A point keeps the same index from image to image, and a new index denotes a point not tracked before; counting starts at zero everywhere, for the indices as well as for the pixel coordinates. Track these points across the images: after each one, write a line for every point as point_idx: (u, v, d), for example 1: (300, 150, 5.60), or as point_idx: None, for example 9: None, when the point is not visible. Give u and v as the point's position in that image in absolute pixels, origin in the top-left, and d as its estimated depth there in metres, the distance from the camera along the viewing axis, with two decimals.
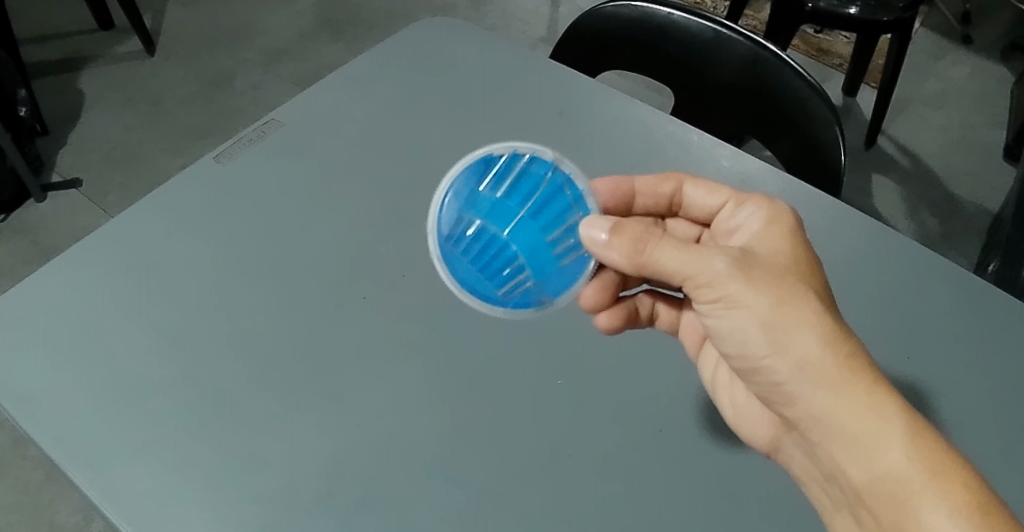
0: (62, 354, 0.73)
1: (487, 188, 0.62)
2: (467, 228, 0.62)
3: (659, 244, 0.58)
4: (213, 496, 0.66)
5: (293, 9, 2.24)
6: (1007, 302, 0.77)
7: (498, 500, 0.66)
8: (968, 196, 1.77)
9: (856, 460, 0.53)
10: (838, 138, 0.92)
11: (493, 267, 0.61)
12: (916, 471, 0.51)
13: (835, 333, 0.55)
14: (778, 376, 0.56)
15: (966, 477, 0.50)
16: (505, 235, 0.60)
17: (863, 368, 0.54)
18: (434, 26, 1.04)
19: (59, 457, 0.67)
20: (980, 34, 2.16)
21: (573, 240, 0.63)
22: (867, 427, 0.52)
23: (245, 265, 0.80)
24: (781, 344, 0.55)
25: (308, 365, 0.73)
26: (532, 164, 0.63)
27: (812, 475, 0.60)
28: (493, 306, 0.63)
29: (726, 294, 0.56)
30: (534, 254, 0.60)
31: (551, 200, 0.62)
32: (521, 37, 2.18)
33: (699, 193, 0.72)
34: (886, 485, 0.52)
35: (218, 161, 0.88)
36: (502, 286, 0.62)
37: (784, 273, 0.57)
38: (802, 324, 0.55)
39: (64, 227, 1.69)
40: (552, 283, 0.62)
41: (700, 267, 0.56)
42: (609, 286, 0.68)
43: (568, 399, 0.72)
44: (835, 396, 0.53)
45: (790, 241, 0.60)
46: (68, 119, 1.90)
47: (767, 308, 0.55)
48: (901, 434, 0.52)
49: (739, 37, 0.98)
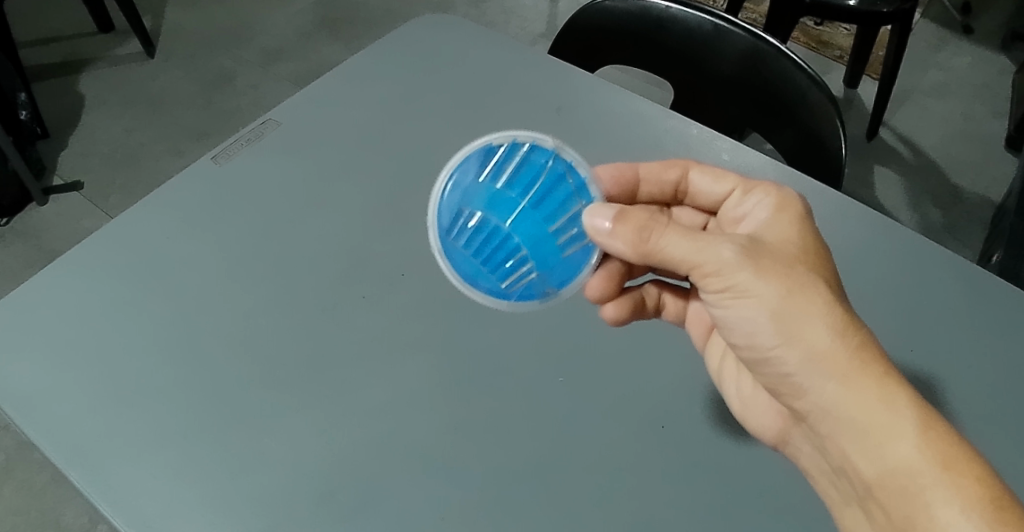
0: (63, 357, 0.73)
1: (487, 179, 0.62)
2: (468, 220, 0.61)
3: (665, 232, 0.57)
4: (216, 496, 0.66)
5: (291, 8, 2.23)
6: (1012, 291, 0.77)
7: (501, 496, 0.66)
8: (971, 186, 1.77)
9: (867, 453, 0.53)
10: (837, 131, 0.90)
11: (495, 259, 0.61)
12: (929, 465, 0.50)
13: (845, 322, 0.54)
14: (787, 367, 0.56)
15: (979, 471, 0.50)
16: (507, 227, 0.60)
17: (874, 358, 0.54)
18: (432, 23, 1.04)
19: (62, 460, 0.67)
20: (980, 24, 2.16)
21: (576, 229, 0.62)
22: (879, 421, 0.52)
23: (245, 264, 0.80)
24: (790, 334, 0.55)
25: (310, 363, 0.73)
26: (532, 152, 0.63)
27: (821, 469, 0.60)
28: (497, 299, 0.63)
29: (734, 283, 0.56)
30: (537, 245, 0.60)
31: (553, 190, 0.62)
32: (520, 34, 2.18)
33: (705, 180, 0.71)
34: (898, 479, 0.52)
35: (215, 161, 0.88)
36: (505, 278, 0.62)
37: (793, 261, 0.56)
38: (812, 314, 0.54)
39: (66, 229, 1.69)
40: (556, 274, 0.62)
41: (708, 255, 0.56)
42: (614, 277, 0.68)
43: (572, 395, 0.71)
44: (846, 388, 0.53)
45: (799, 229, 0.60)
46: (68, 122, 1.90)
47: (776, 298, 0.55)
48: (913, 427, 0.52)
49: (739, 29, 0.97)
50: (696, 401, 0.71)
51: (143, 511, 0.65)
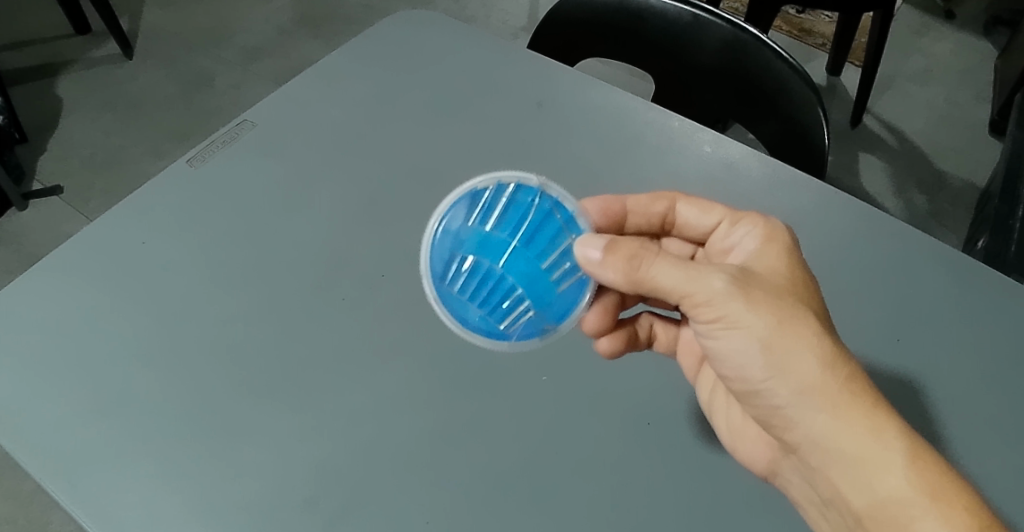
0: (37, 369, 0.71)
1: (476, 222, 0.61)
2: (461, 264, 0.60)
3: (656, 262, 0.57)
4: (198, 505, 0.64)
5: (270, 6, 2.21)
6: (996, 280, 0.77)
7: (489, 500, 0.65)
8: (955, 171, 1.77)
9: (857, 485, 0.53)
10: (821, 120, 0.90)
11: (492, 301, 0.60)
12: (917, 495, 0.51)
13: (835, 354, 0.54)
14: (777, 399, 0.55)
15: (967, 501, 0.50)
16: (500, 268, 0.59)
17: (863, 389, 0.53)
18: (409, 19, 1.02)
19: (39, 473, 0.66)
20: (961, 9, 2.16)
21: (569, 264, 0.61)
22: (870, 453, 0.52)
23: (223, 269, 0.78)
24: (781, 366, 0.54)
25: (290, 370, 0.71)
26: (518, 192, 0.61)
27: (811, 499, 0.60)
28: (497, 341, 0.61)
29: (726, 313, 0.55)
30: (531, 283, 0.59)
31: (541, 227, 0.61)
32: (502, 27, 2.16)
33: (692, 212, 0.70)
34: (888, 510, 0.52)
35: (191, 164, 0.86)
36: (503, 319, 0.61)
37: (782, 292, 0.56)
38: (803, 346, 0.54)
39: (47, 235, 1.67)
40: (553, 310, 0.61)
41: (699, 285, 0.55)
42: (610, 309, 0.67)
43: (557, 396, 0.70)
44: (836, 419, 0.53)
45: (786, 260, 0.59)
46: (46, 126, 1.86)
47: (768, 328, 0.54)
48: (903, 458, 0.51)
49: (719, 19, 0.96)
50: (682, 402, 0.70)
51: (124, 523, 0.64)
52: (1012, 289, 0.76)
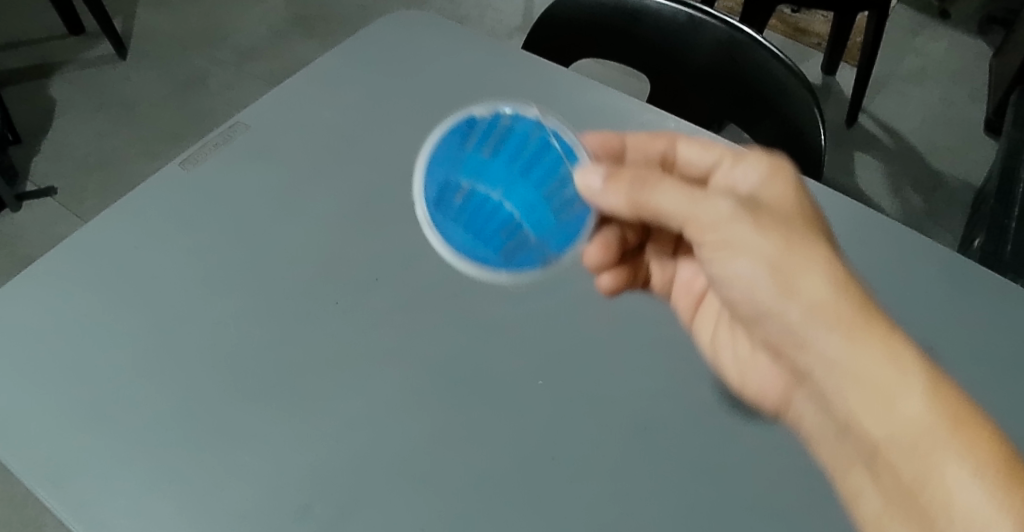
0: (27, 375, 0.71)
1: (470, 147, 0.58)
2: (455, 191, 0.57)
3: (659, 182, 0.54)
4: (189, 513, 0.63)
5: (264, 6, 2.20)
6: (996, 280, 0.76)
7: (484, 506, 0.64)
8: (950, 171, 1.77)
9: (871, 409, 0.47)
10: (818, 121, 0.89)
11: (488, 231, 0.56)
12: (936, 421, 0.45)
13: (845, 278, 0.50)
14: (788, 320, 0.51)
15: (989, 430, 0.44)
16: (497, 195, 0.55)
17: (879, 317, 0.48)
18: (403, 20, 1.02)
19: (28, 480, 0.65)
20: (956, 8, 2.16)
21: (571, 193, 0.57)
22: (884, 373, 0.47)
23: (215, 273, 0.77)
24: (789, 285, 0.50)
25: (283, 375, 0.71)
26: (515, 120, 0.59)
27: (825, 430, 0.55)
28: (493, 272, 0.57)
29: (728, 236, 0.52)
30: (531, 210, 0.56)
31: (540, 158, 0.57)
32: (497, 27, 2.16)
33: (694, 150, 0.67)
34: (908, 437, 0.46)
35: (183, 166, 0.86)
36: (501, 249, 0.57)
37: (790, 219, 0.52)
38: (811, 264, 0.50)
39: (41, 236, 1.66)
40: (552, 226, 0.56)
41: (702, 208, 0.52)
42: (612, 243, 0.66)
43: (553, 400, 0.70)
44: (847, 339, 0.48)
45: (796, 192, 0.54)
46: (39, 127, 1.85)
47: (773, 250, 0.50)
48: (919, 378, 0.46)
49: (715, 19, 0.96)
50: (679, 406, 0.70)
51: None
52: (1013, 290, 0.75)
